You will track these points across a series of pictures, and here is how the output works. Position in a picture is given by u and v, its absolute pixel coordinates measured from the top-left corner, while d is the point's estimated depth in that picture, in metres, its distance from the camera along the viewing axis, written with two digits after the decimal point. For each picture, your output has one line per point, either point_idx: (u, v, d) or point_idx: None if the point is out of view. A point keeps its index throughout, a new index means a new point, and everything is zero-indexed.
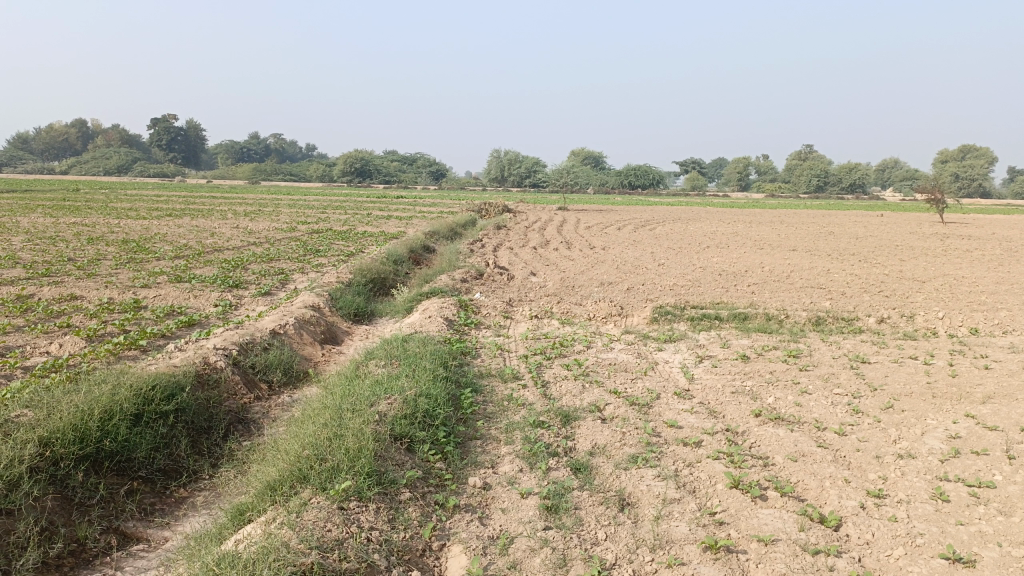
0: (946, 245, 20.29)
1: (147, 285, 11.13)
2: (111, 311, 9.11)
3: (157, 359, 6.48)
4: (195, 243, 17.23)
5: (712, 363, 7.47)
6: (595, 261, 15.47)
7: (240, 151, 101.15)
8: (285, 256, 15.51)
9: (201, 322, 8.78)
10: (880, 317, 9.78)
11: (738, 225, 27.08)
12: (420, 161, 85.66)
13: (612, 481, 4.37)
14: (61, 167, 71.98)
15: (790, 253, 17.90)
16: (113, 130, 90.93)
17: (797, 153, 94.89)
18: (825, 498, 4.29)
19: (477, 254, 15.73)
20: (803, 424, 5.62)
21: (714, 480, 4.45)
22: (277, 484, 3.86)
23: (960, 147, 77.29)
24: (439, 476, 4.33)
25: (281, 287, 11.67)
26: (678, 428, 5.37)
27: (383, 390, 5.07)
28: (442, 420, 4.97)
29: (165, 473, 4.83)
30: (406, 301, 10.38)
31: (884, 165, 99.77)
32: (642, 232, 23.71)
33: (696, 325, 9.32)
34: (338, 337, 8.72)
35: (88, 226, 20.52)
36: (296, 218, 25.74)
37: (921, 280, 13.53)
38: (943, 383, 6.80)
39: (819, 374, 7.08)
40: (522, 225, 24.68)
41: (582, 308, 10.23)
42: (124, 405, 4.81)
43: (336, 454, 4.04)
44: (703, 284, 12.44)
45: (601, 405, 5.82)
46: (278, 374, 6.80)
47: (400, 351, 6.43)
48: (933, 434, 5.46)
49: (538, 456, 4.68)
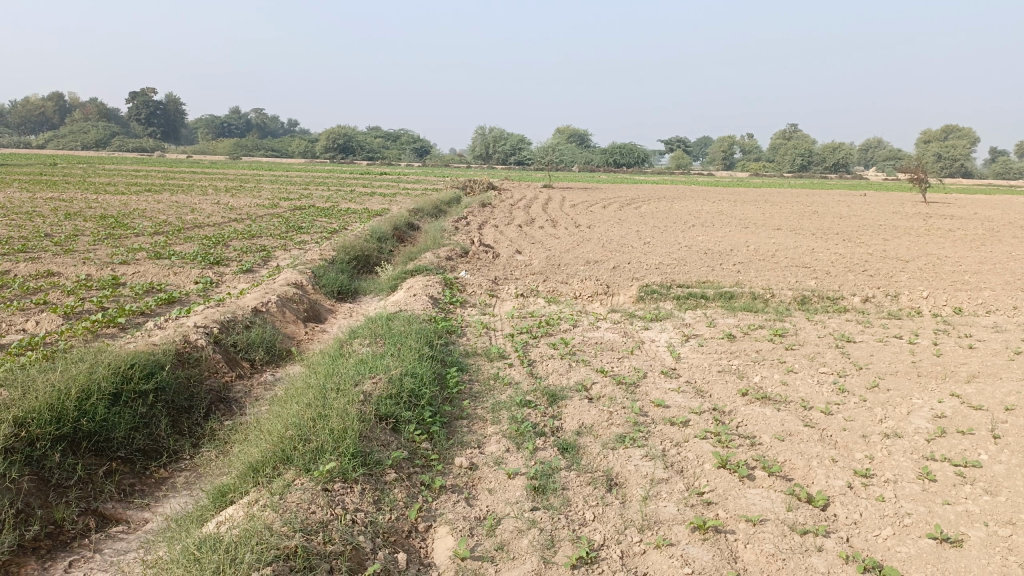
0: (928, 224, 20.41)
1: (126, 262, 10.93)
2: (89, 288, 8.94)
3: (136, 337, 6.36)
4: (175, 219, 16.97)
5: (698, 342, 7.45)
6: (580, 239, 15.41)
7: (221, 126, 99.77)
8: (267, 232, 15.32)
9: (182, 299, 8.63)
10: (865, 296, 9.79)
11: (722, 204, 27.10)
12: (404, 137, 84.96)
13: (600, 461, 4.34)
14: (38, 142, 70.67)
15: (774, 232, 17.93)
16: (91, 104, 89.29)
17: (782, 132, 94.96)
18: (812, 477, 4.28)
19: (462, 232, 15.60)
20: (789, 404, 5.61)
21: (702, 459, 4.41)
22: (259, 465, 3.78)
23: (943, 127, 77.72)
24: (425, 456, 4.26)
25: (263, 264, 11.51)
26: (665, 407, 5.34)
27: (367, 369, 4.99)
28: (428, 400, 4.90)
29: (144, 453, 4.74)
30: (391, 279, 10.27)
31: (867, 145, 100.21)
32: (626, 210, 23.66)
33: (682, 303, 9.29)
34: (321, 315, 8.61)
35: (66, 202, 20.16)
36: (279, 194, 25.42)
37: (905, 259, 13.57)
38: (928, 362, 6.81)
39: (805, 354, 7.07)
40: (507, 203, 24.53)
41: (568, 286, 10.16)
42: (101, 384, 4.70)
43: (320, 434, 3.95)
44: (689, 263, 12.42)
45: (588, 385, 5.78)
46: (260, 352, 6.71)
47: (385, 330, 6.35)
48: (918, 414, 5.46)
49: (525, 436, 4.63)
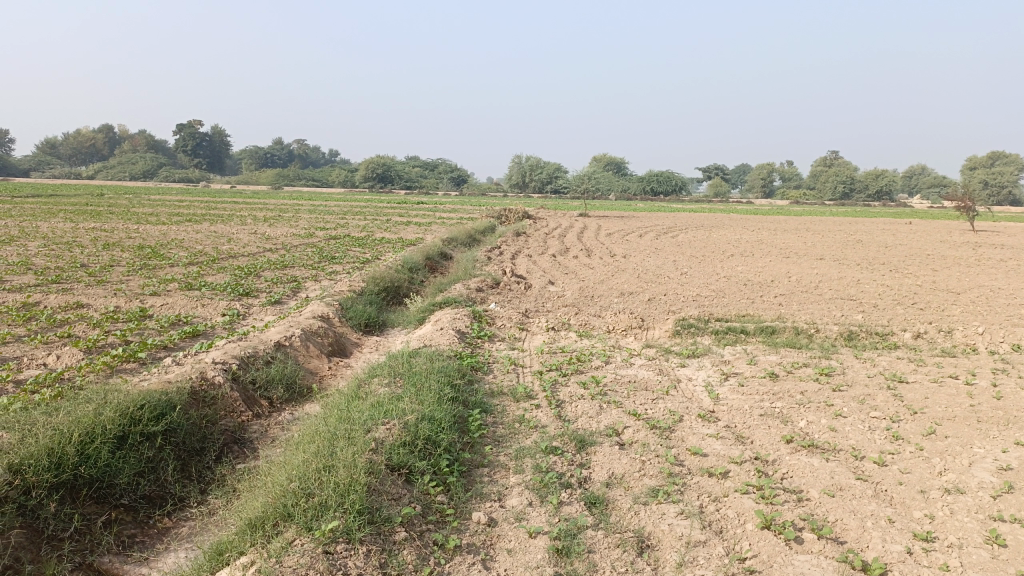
0: (979, 254, 19.64)
1: (156, 293, 10.88)
2: (115, 321, 8.84)
3: (153, 374, 6.17)
4: (211, 249, 17.04)
5: (738, 382, 7.05)
6: (616, 270, 15.07)
7: (264, 156, 101.81)
8: (300, 263, 15.24)
9: (206, 332, 8.48)
10: (916, 332, 9.26)
11: (762, 232, 26.55)
12: (442, 166, 85.76)
13: (630, 518, 3.98)
14: (87, 173, 72.71)
15: (817, 262, 17.37)
16: (140, 136, 91.85)
17: (822, 159, 93.71)
18: (866, 541, 3.86)
19: (495, 262, 15.37)
20: (839, 453, 5.18)
21: (744, 518, 4.03)
22: (258, 521, 3.52)
23: (990, 154, 76.06)
24: (440, 511, 3.95)
25: (292, 295, 11.37)
26: (702, 456, 4.96)
27: (382, 414, 4.71)
28: (446, 447, 4.60)
29: (149, 500, 4.50)
30: (419, 312, 10.05)
31: (910, 171, 98.29)
32: (663, 239, 23.23)
33: (721, 339, 8.88)
34: (346, 349, 8.38)
35: (107, 231, 20.48)
36: (315, 224, 25.53)
37: (956, 292, 12.97)
38: (988, 406, 6.31)
39: (853, 396, 6.62)
40: (542, 232, 24.33)
41: (601, 320, 9.81)
42: (107, 426, 4.49)
43: (325, 488, 3.67)
44: (728, 295, 11.98)
45: (620, 429, 5.43)
46: (280, 390, 6.48)
47: (405, 369, 6.07)
48: (981, 466, 4.99)
49: (549, 488, 4.30)
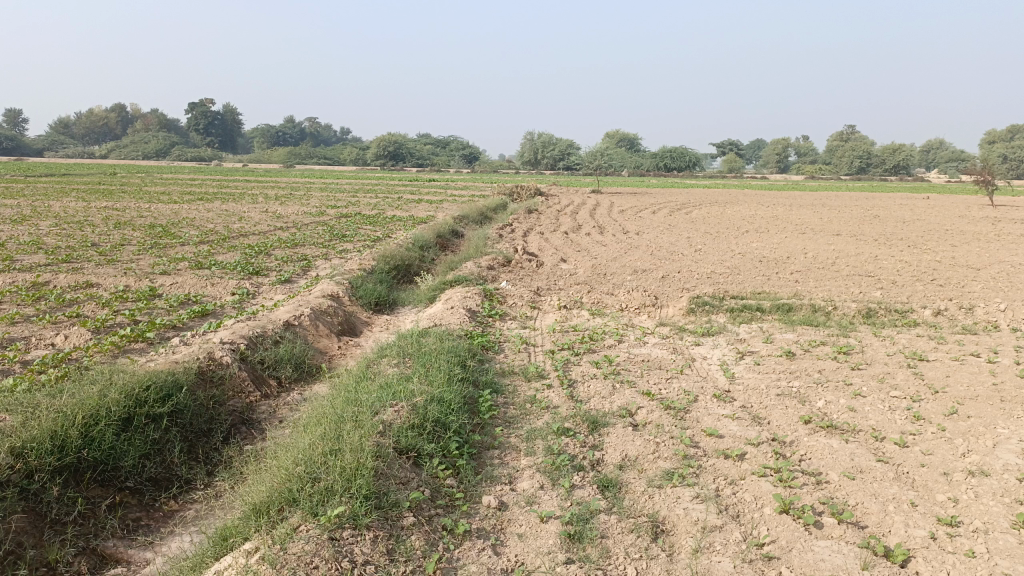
0: (999, 229, 19.34)
1: (166, 272, 10.82)
2: (124, 300, 8.79)
3: (161, 354, 6.10)
4: (222, 228, 16.97)
5: (754, 361, 6.91)
6: (629, 247, 14.91)
7: (275, 135, 101.56)
8: (310, 241, 15.13)
9: (215, 312, 8.41)
10: (936, 309, 9.07)
11: (778, 208, 26.22)
12: (454, 143, 85.34)
13: (644, 503, 3.88)
14: (101, 152, 72.84)
15: (834, 238, 17.12)
16: (152, 115, 91.76)
17: (838, 133, 92.52)
18: (888, 526, 3.75)
19: (507, 240, 15.24)
20: (858, 434, 5.05)
21: (761, 502, 3.91)
22: (263, 507, 3.44)
23: (1009, 127, 74.99)
24: (449, 495, 3.86)
25: (302, 274, 11.30)
26: (718, 438, 4.84)
27: (390, 396, 4.61)
28: (455, 429, 4.51)
29: (155, 482, 4.44)
30: (430, 290, 9.94)
31: (927, 145, 97.00)
32: (677, 216, 23.01)
33: (736, 317, 8.72)
34: (356, 328, 8.29)
35: (118, 210, 20.45)
36: (326, 202, 25.43)
37: (976, 267, 12.74)
38: (1012, 385, 6.15)
39: (873, 375, 6.47)
40: (553, 209, 24.11)
41: (614, 298, 9.67)
42: (111, 408, 4.41)
43: (331, 473, 3.58)
44: (743, 272, 11.80)
45: (633, 410, 5.31)
46: (289, 369, 6.40)
47: (415, 348, 5.97)
48: (1005, 447, 4.84)
49: (561, 471, 4.20)
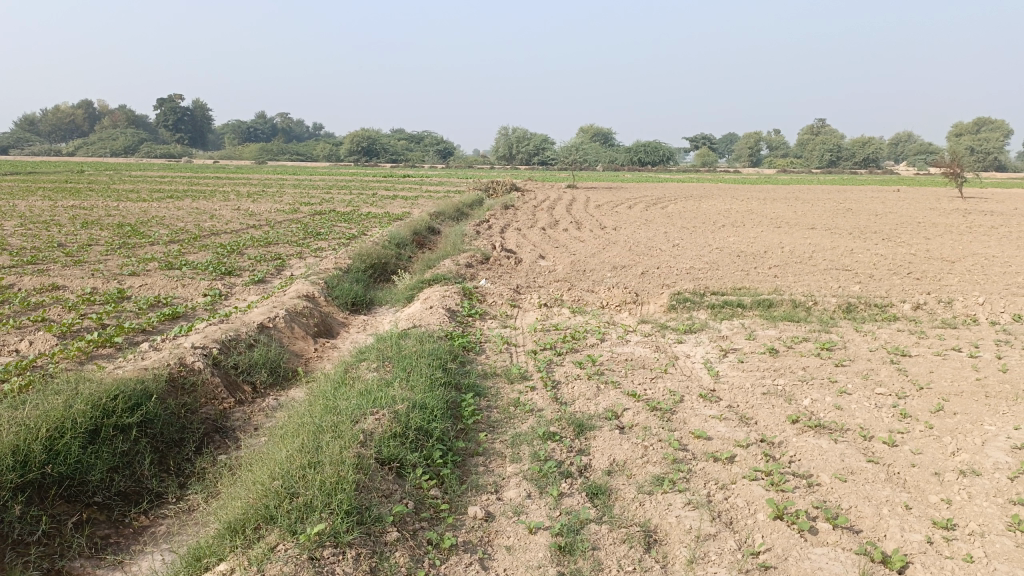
0: (970, 221, 19.55)
1: (135, 273, 10.54)
2: (91, 303, 8.52)
3: (130, 360, 5.88)
4: (192, 227, 16.62)
5: (738, 358, 6.84)
6: (607, 242, 14.82)
7: (246, 131, 100.23)
8: (284, 239, 14.86)
9: (186, 314, 8.18)
10: (915, 303, 9.07)
11: (752, 202, 26.30)
12: (427, 139, 84.95)
13: (634, 510, 3.77)
14: (67, 149, 71.45)
15: (810, 232, 17.17)
16: (120, 111, 90.16)
17: (809, 127, 93.32)
18: (884, 530, 3.67)
19: (484, 236, 15.08)
20: (847, 434, 4.99)
21: (754, 508, 3.82)
22: (238, 525, 3.28)
23: (975, 120, 76.23)
24: (434, 506, 3.72)
25: (276, 274, 11.06)
26: (707, 440, 4.74)
27: (370, 403, 4.46)
28: (438, 437, 4.37)
29: (125, 497, 4.25)
30: (407, 289, 9.76)
31: (896, 138, 98.20)
32: (653, 210, 23.01)
33: (717, 313, 8.66)
34: (333, 329, 8.11)
35: (86, 209, 19.99)
36: (300, 199, 25.09)
37: (951, 260, 12.81)
38: (995, 380, 6.13)
39: (857, 372, 6.42)
40: (530, 204, 23.97)
41: (594, 295, 9.57)
42: (77, 420, 4.22)
43: (310, 488, 3.43)
44: (722, 267, 11.77)
45: (619, 411, 5.21)
46: (264, 374, 6.21)
47: (395, 351, 5.82)
48: (993, 444, 4.80)
49: (548, 478, 4.07)
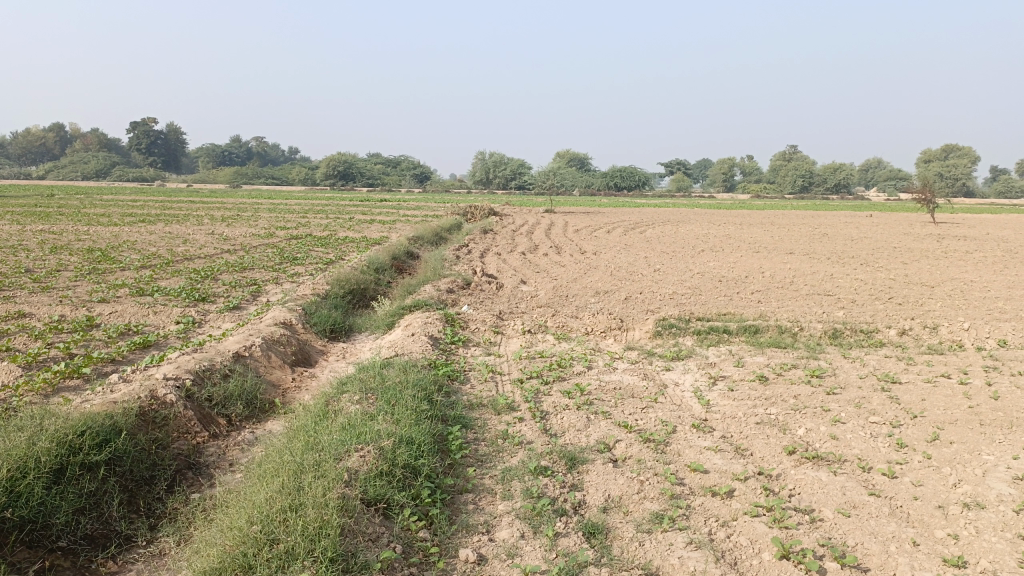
0: (944, 246, 19.77)
1: (105, 300, 10.21)
2: (59, 331, 8.20)
3: (98, 392, 5.61)
4: (165, 252, 16.29)
5: (728, 386, 6.70)
6: (588, 267, 14.73)
7: (221, 154, 99.52)
8: (260, 264, 14.58)
9: (158, 343, 7.90)
10: (901, 329, 9.02)
11: (730, 227, 26.43)
12: (404, 164, 84.93)
13: (634, 551, 3.59)
14: (37, 173, 70.36)
15: (788, 257, 17.22)
16: (92, 134, 89.19)
17: (781, 153, 94.71)
18: (893, 569, 3.53)
19: (463, 261, 14.92)
20: (845, 465, 4.85)
21: (758, 547, 3.66)
22: (213, 575, 3.04)
23: (943, 147, 77.96)
24: (423, 550, 3.52)
25: (251, 300, 10.79)
26: (703, 473, 4.58)
27: (354, 438, 4.24)
28: (426, 474, 4.17)
29: (91, 541, 3.99)
30: (387, 315, 9.55)
31: (866, 164, 100.03)
32: (632, 235, 23.01)
33: (703, 340, 8.55)
34: (311, 357, 7.87)
35: (55, 234, 19.55)
36: (275, 224, 24.78)
37: (930, 285, 12.86)
38: (988, 408, 6.04)
39: (849, 400, 6.30)
40: (509, 229, 23.91)
41: (579, 321, 9.42)
42: (41, 458, 3.96)
43: (291, 533, 3.21)
44: (705, 292, 11.70)
45: (611, 443, 5.03)
46: (239, 407, 5.96)
47: (378, 381, 5.61)
48: (994, 475, 4.68)
49: (542, 517, 3.87)
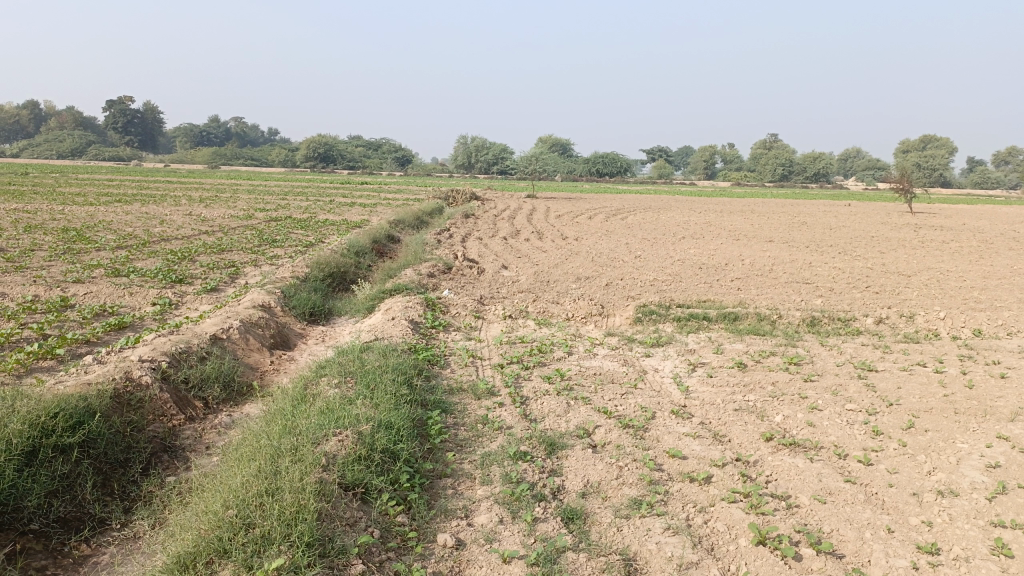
0: (921, 235, 19.98)
1: (79, 281, 10.06)
2: (32, 311, 8.07)
3: (72, 374, 5.52)
4: (142, 232, 16.08)
5: (707, 373, 6.73)
6: (569, 253, 14.72)
7: (200, 135, 98.24)
8: (239, 246, 14.41)
9: (134, 325, 7.80)
10: (878, 317, 9.10)
11: (710, 214, 26.56)
12: (386, 146, 84.33)
13: (613, 536, 3.60)
14: (12, 151, 69.12)
15: (768, 244, 17.32)
16: (67, 111, 87.71)
17: (762, 141, 95.13)
18: (868, 555, 3.56)
19: (445, 245, 14.86)
20: (822, 452, 4.89)
21: (736, 533, 3.69)
22: (188, 559, 3.00)
23: (922, 137, 78.66)
24: (400, 535, 3.50)
25: (230, 282, 10.69)
26: (681, 459, 4.60)
27: (332, 423, 4.21)
28: (405, 458, 4.15)
29: (64, 524, 3.93)
30: (368, 299, 9.49)
31: (846, 154, 100.77)
32: (614, 221, 23.03)
33: (684, 326, 8.58)
34: (290, 340, 7.81)
35: (29, 213, 19.20)
36: (255, 205, 24.54)
37: (907, 274, 12.99)
38: (962, 396, 6.12)
39: (826, 387, 6.35)
40: (491, 213, 23.86)
41: (560, 306, 9.42)
42: (12, 440, 3.89)
43: (268, 518, 3.17)
44: (685, 279, 11.74)
45: (591, 429, 5.04)
46: (216, 389, 5.90)
47: (357, 365, 5.57)
48: (968, 463, 4.74)
49: (521, 502, 3.87)
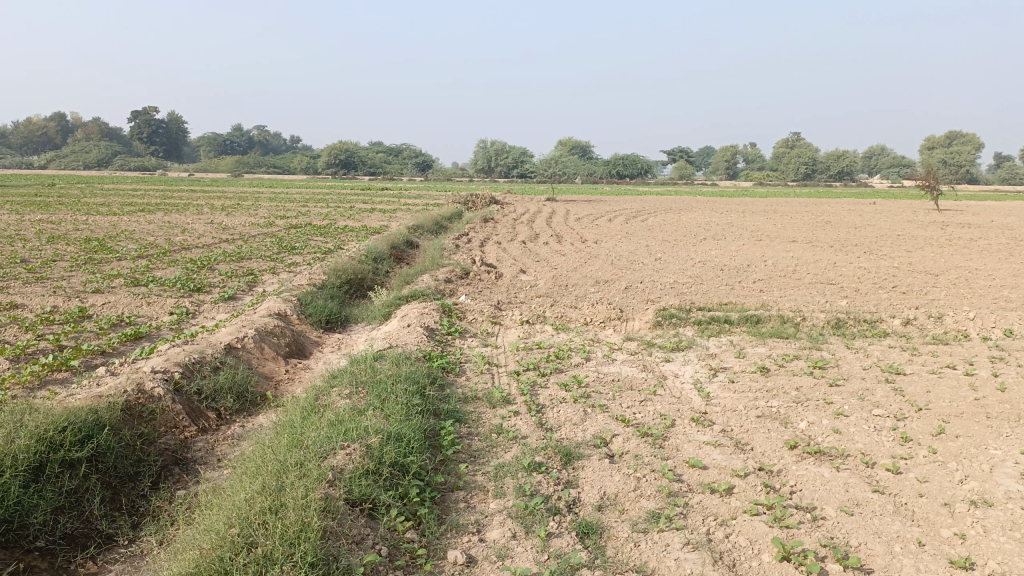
0: (949, 233, 19.58)
1: (98, 291, 10.09)
2: (50, 322, 8.08)
3: (85, 386, 5.49)
4: (163, 241, 16.15)
5: (729, 378, 6.57)
6: (588, 256, 14.58)
7: (222, 143, 99.25)
8: (257, 254, 14.41)
9: (150, 334, 7.78)
10: (905, 318, 8.87)
11: (732, 214, 26.27)
12: (406, 152, 84.67)
13: (629, 552, 3.47)
14: (39, 162, 70.15)
15: (790, 245, 17.05)
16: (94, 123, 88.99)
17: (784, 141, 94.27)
18: (897, 571, 3.40)
19: (463, 250, 14.78)
20: (848, 460, 4.72)
21: (758, 548, 3.54)
22: None
23: (947, 133, 77.47)
24: (409, 552, 3.40)
25: (247, 291, 10.66)
26: (702, 469, 4.45)
27: (340, 435, 4.12)
28: (415, 471, 4.05)
29: (71, 540, 3.87)
30: (384, 306, 9.42)
31: (870, 152, 99.49)
32: (634, 223, 22.85)
33: (704, 330, 8.41)
34: (305, 348, 7.75)
35: (54, 223, 19.37)
36: (275, 212, 24.64)
37: (934, 273, 12.69)
38: (995, 400, 5.91)
39: (852, 392, 6.16)
40: (510, 217, 23.77)
41: (578, 311, 9.28)
42: (18, 456, 3.84)
43: (270, 537, 3.09)
44: (706, 281, 11.55)
45: (608, 438, 4.90)
46: (229, 400, 5.84)
47: (369, 375, 5.48)
48: (1002, 471, 4.54)
49: (535, 516, 3.75)
